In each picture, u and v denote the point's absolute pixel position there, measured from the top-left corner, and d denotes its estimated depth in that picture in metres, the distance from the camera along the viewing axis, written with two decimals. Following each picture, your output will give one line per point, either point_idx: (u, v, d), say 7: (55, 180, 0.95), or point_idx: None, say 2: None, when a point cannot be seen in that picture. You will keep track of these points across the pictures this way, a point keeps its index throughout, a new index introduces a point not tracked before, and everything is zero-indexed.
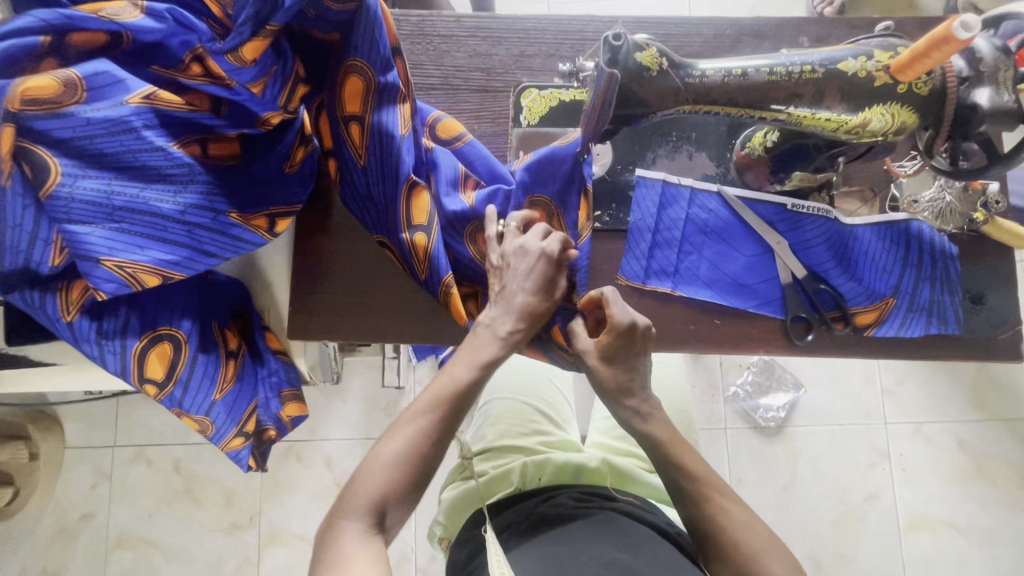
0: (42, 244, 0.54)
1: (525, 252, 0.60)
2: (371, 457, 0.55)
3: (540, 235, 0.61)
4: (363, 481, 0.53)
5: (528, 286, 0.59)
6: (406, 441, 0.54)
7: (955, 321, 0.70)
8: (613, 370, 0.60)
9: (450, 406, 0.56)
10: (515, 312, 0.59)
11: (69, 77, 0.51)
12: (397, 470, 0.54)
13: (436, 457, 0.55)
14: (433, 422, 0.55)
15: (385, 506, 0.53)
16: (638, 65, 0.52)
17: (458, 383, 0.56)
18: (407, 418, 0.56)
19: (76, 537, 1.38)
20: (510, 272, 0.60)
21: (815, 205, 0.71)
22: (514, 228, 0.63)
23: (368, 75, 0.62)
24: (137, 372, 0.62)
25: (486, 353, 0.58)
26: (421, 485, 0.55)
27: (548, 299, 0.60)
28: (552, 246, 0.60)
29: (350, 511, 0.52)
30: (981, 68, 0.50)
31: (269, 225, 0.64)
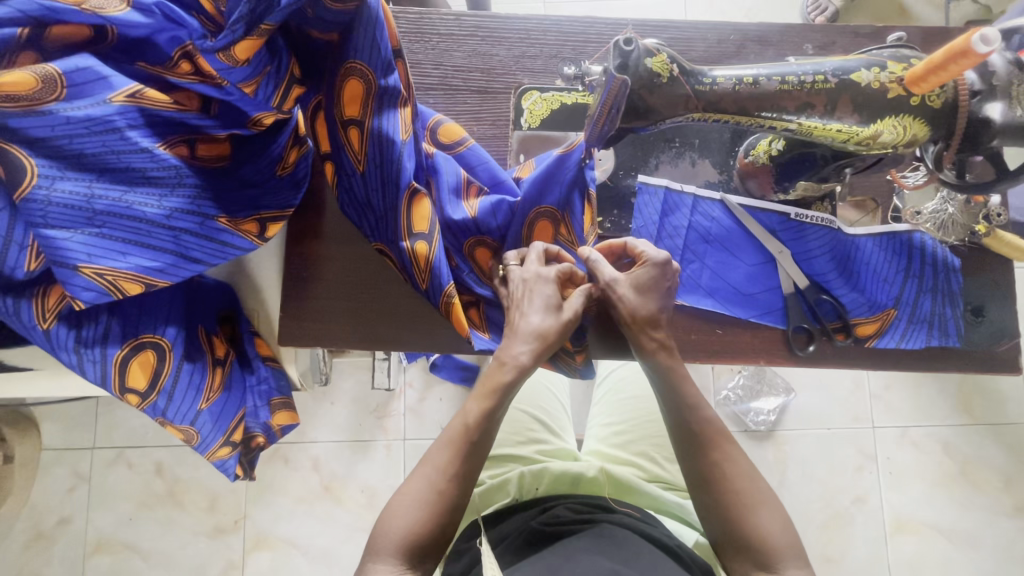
0: (17, 249, 0.51)
1: (528, 279, 0.62)
2: (395, 500, 0.58)
3: (538, 260, 0.63)
4: (387, 523, 0.56)
5: (535, 313, 0.61)
6: (425, 483, 0.57)
7: (955, 334, 0.70)
8: (647, 297, 0.63)
9: (464, 443, 0.58)
10: (529, 336, 0.60)
11: (47, 73, 0.47)
12: (418, 509, 0.56)
13: (456, 497, 0.57)
14: (448, 460, 0.57)
15: (408, 548, 0.55)
16: (648, 71, 0.51)
17: (470, 419, 0.59)
18: (426, 460, 0.59)
19: (54, 541, 1.33)
20: (517, 302, 0.62)
21: (818, 216, 0.71)
22: (515, 259, 0.64)
23: (368, 78, 0.60)
24: (117, 381, 0.59)
25: (498, 380, 0.59)
26: (443, 521, 0.56)
27: (558, 320, 0.61)
28: (551, 270, 0.62)
29: (379, 551, 0.55)
30: (994, 81, 0.50)
31: (259, 230, 0.61)
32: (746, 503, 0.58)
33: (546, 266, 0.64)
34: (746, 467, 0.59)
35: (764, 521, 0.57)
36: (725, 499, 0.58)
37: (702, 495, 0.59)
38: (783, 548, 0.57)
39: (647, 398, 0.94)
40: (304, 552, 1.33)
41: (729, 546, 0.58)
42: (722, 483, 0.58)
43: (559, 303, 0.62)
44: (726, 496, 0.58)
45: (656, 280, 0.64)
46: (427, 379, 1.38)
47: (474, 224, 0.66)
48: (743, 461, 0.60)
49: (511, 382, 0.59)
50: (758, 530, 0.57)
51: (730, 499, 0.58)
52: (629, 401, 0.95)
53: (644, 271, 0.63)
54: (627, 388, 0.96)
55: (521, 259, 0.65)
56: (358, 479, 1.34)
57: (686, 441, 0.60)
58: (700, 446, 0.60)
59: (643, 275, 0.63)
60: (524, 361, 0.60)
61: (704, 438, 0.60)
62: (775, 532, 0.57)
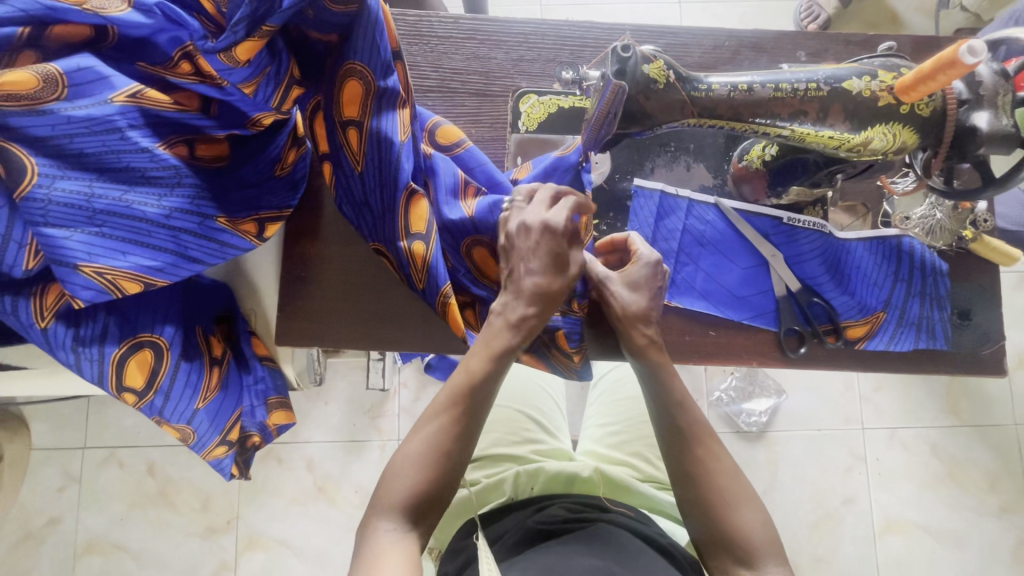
0: (15, 247, 0.51)
1: (534, 231, 0.60)
2: (398, 460, 0.57)
3: (544, 206, 0.62)
4: (390, 483, 0.56)
5: (535, 269, 0.60)
6: (428, 441, 0.57)
7: (943, 337, 0.71)
8: (637, 296, 0.65)
9: (468, 400, 0.58)
10: (527, 296, 0.61)
11: (48, 73, 0.47)
12: (424, 464, 0.56)
13: (459, 453, 0.57)
14: (455, 416, 0.58)
15: (411, 507, 0.55)
16: (645, 77, 0.52)
17: (475, 376, 0.59)
18: (429, 417, 0.58)
19: (43, 542, 1.32)
20: (521, 252, 0.61)
21: (811, 220, 0.72)
22: (523, 199, 0.63)
23: (367, 79, 0.60)
24: (114, 380, 0.59)
25: (499, 344, 0.60)
26: (448, 477, 0.57)
27: (560, 276, 0.61)
28: (558, 217, 0.60)
29: (381, 511, 0.55)
30: (982, 91, 0.51)
31: (258, 231, 0.61)
32: (728, 500, 0.58)
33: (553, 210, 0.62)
34: (730, 465, 0.60)
35: (747, 520, 0.58)
36: (708, 497, 0.59)
37: (686, 491, 0.60)
38: (764, 547, 0.58)
39: (641, 399, 0.95)
40: (297, 552, 1.32)
41: (710, 543, 0.59)
42: (707, 480, 0.59)
43: (562, 259, 0.61)
44: (710, 492, 0.59)
45: (647, 279, 0.65)
46: (421, 380, 1.38)
47: (471, 224, 0.66)
48: (727, 459, 0.60)
49: (513, 342, 0.60)
50: (741, 529, 0.58)
51: (713, 497, 0.58)
52: (624, 402, 0.96)
53: (636, 269, 0.65)
54: (622, 389, 0.97)
55: (529, 199, 0.63)
56: (351, 480, 1.34)
57: (670, 439, 0.60)
58: (684, 444, 0.60)
59: (637, 269, 0.65)
60: (523, 317, 0.60)
61: (688, 437, 0.60)
62: (757, 531, 0.58)
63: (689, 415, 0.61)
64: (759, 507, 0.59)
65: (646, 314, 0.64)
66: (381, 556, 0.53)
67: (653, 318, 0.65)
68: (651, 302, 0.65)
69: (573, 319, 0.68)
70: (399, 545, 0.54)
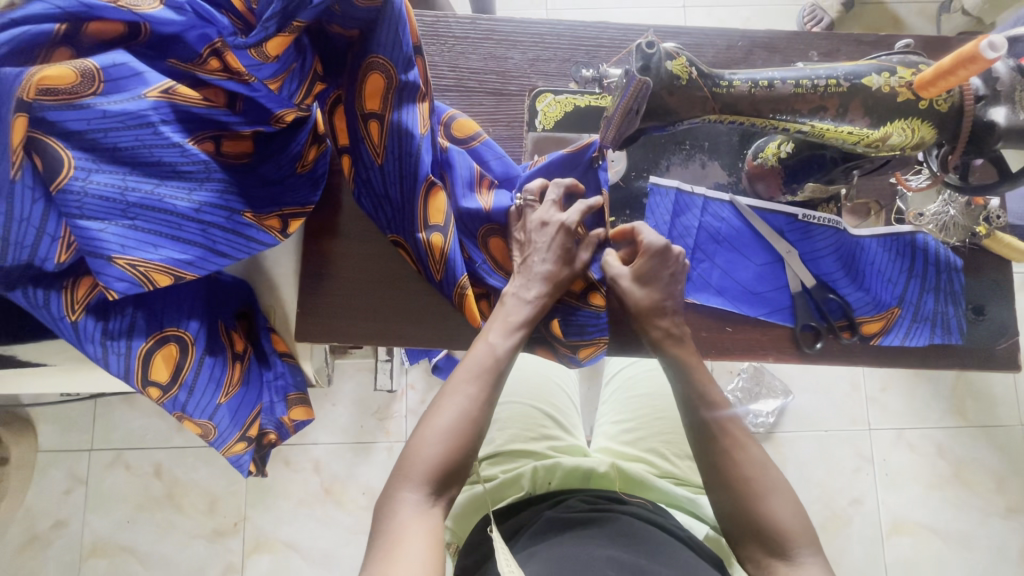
0: (49, 241, 0.50)
1: (549, 225, 0.65)
2: (422, 433, 0.58)
3: (556, 208, 0.67)
4: (414, 455, 0.57)
5: (547, 258, 0.65)
6: (455, 413, 0.58)
7: (957, 332, 0.72)
8: (648, 291, 0.67)
9: (494, 373, 0.61)
10: (540, 279, 0.65)
11: (86, 68, 0.48)
12: (451, 437, 0.57)
13: (483, 425, 0.59)
14: (480, 390, 0.60)
15: (436, 478, 0.56)
16: (669, 73, 0.52)
17: (498, 351, 0.62)
18: (453, 390, 0.60)
19: (49, 545, 1.32)
20: (534, 245, 0.66)
21: (825, 217, 0.73)
22: (534, 199, 0.68)
23: (389, 73, 0.61)
24: (140, 374, 0.59)
25: (516, 319, 0.63)
26: (472, 451, 0.58)
27: (568, 267, 0.66)
28: (570, 219, 0.66)
29: (406, 483, 0.56)
30: (999, 87, 0.52)
31: (282, 227, 0.62)
32: (756, 490, 0.59)
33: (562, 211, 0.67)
34: (756, 456, 0.61)
35: (777, 508, 0.58)
36: (736, 487, 0.60)
37: (715, 484, 0.61)
38: (795, 535, 0.58)
39: (655, 396, 0.96)
40: (305, 554, 1.32)
41: (744, 533, 0.59)
42: (735, 472, 0.60)
43: (570, 252, 0.66)
44: (738, 481, 0.60)
45: (669, 271, 0.67)
46: (429, 381, 1.38)
47: (485, 215, 0.68)
48: (754, 451, 0.61)
49: (528, 319, 0.64)
50: (770, 519, 0.58)
51: (740, 487, 0.59)
52: (637, 399, 0.96)
53: (647, 262, 0.66)
54: (635, 387, 0.98)
55: (539, 199, 0.68)
56: (359, 481, 1.34)
57: (699, 439, 0.63)
58: (713, 437, 0.62)
59: (658, 257, 0.67)
60: (533, 299, 0.64)
61: (717, 429, 0.62)
62: (785, 520, 0.58)
63: (712, 409, 0.63)
64: (787, 496, 0.59)
65: (670, 308, 0.68)
66: (412, 524, 0.54)
67: (676, 313, 0.68)
68: (667, 294, 0.67)
69: (594, 313, 0.69)
70: (427, 514, 0.55)
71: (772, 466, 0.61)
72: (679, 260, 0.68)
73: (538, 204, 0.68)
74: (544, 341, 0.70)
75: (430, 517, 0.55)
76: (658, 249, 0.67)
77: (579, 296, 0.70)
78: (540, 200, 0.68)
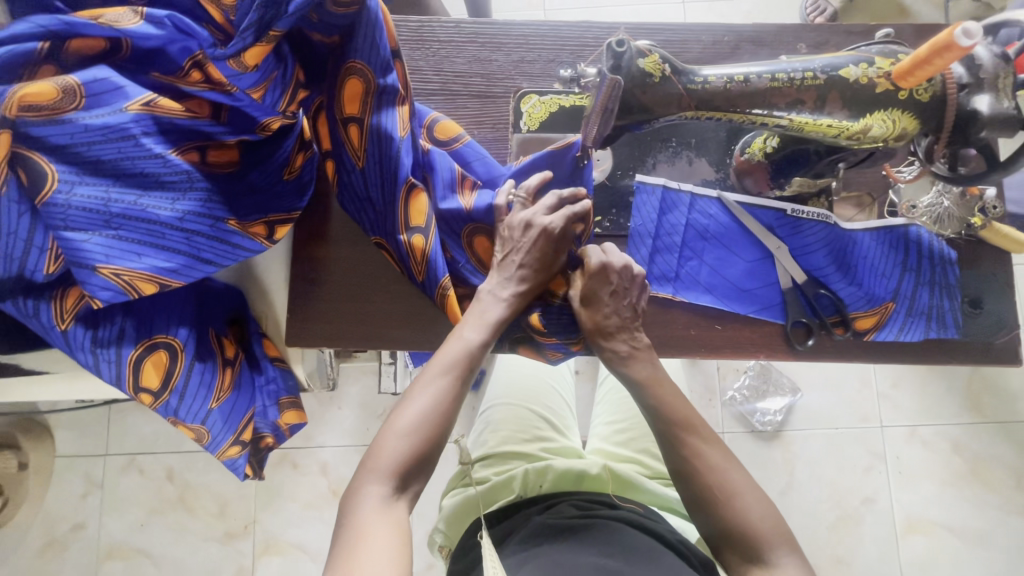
0: (37, 252, 0.52)
1: (533, 227, 0.64)
2: (390, 425, 0.57)
3: (546, 210, 0.66)
4: (383, 447, 0.56)
5: (523, 261, 0.65)
6: (426, 405, 0.58)
7: (954, 326, 0.70)
8: (591, 311, 0.66)
9: (465, 367, 0.60)
10: (515, 280, 0.65)
11: (67, 84, 0.49)
12: (419, 429, 0.57)
13: (452, 421, 0.59)
14: (452, 383, 0.59)
15: (403, 471, 0.55)
16: (641, 71, 0.52)
17: (471, 345, 0.61)
18: (425, 381, 0.59)
19: (67, 548, 1.36)
20: (516, 244, 0.65)
21: (815, 211, 0.72)
22: (525, 199, 0.67)
23: (368, 78, 0.62)
24: (131, 381, 0.61)
25: (491, 315, 0.63)
26: (437, 445, 0.58)
27: (544, 272, 0.66)
28: (555, 224, 0.65)
29: (373, 475, 0.54)
30: (982, 74, 0.50)
31: (268, 233, 0.64)
32: (718, 497, 0.58)
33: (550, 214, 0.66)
34: (711, 462, 0.60)
35: (746, 509, 0.58)
36: (701, 493, 0.59)
37: (684, 488, 0.61)
38: (773, 536, 0.57)
39: None
40: (312, 556, 1.34)
41: (718, 537, 0.59)
42: (698, 478, 0.59)
43: (548, 257, 0.66)
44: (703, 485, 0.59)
45: (622, 285, 0.66)
46: None
47: (467, 215, 0.68)
48: (713, 455, 0.60)
49: (504, 315, 0.64)
50: (755, 525, 0.57)
51: (703, 493, 0.59)
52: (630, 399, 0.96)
53: (588, 284, 0.66)
54: None
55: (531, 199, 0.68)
56: None
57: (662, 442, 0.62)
58: (670, 437, 0.62)
59: (611, 273, 0.65)
60: (509, 297, 0.64)
61: (672, 429, 0.62)
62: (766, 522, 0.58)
63: (665, 412, 0.63)
64: (756, 496, 0.59)
65: (628, 323, 0.67)
66: (378, 517, 0.52)
67: (636, 326, 0.67)
68: (607, 316, 0.66)
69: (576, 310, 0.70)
70: (393, 507, 0.53)
71: (733, 467, 0.60)
72: (632, 273, 0.67)
73: (528, 203, 0.67)
74: (527, 340, 0.70)
75: (396, 510, 0.54)
76: (607, 265, 0.65)
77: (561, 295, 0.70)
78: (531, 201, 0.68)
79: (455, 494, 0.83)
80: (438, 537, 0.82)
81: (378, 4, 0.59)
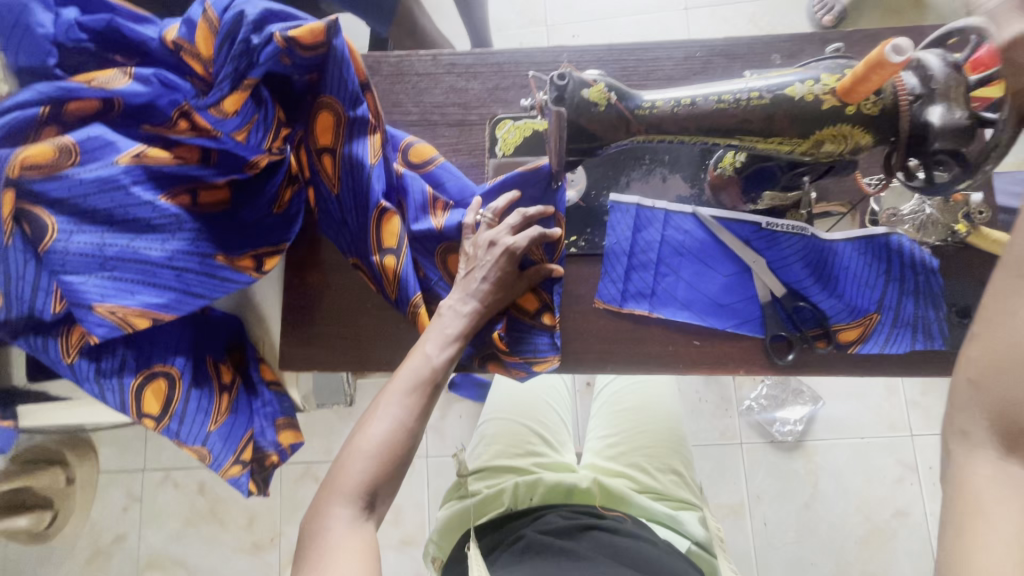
0: (44, 293, 0.58)
1: (497, 246, 0.67)
2: (355, 445, 0.59)
3: (510, 231, 0.68)
4: (347, 468, 0.58)
5: (485, 277, 0.67)
6: (391, 425, 0.60)
7: (940, 338, 0.68)
8: None
9: (430, 384, 0.63)
10: (475, 295, 0.67)
11: (64, 144, 0.56)
12: (384, 450, 0.59)
13: (416, 436, 0.62)
14: (417, 401, 0.62)
15: (367, 491, 0.58)
16: (586, 100, 0.54)
17: (435, 363, 0.63)
18: (389, 400, 0.61)
19: (110, 559, 1.44)
20: (479, 261, 0.67)
21: (791, 223, 0.70)
22: (491, 220, 0.69)
23: (338, 110, 0.66)
24: (135, 407, 0.66)
25: (453, 330, 0.65)
26: (400, 463, 0.60)
27: (504, 289, 0.68)
28: (519, 245, 0.67)
29: (339, 497, 0.57)
30: (933, 85, 0.50)
31: (257, 265, 0.68)
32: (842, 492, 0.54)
33: (515, 235, 0.68)
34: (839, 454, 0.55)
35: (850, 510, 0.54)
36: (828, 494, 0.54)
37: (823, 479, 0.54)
38: None
39: (639, 411, 0.95)
40: None
41: None
42: None
43: (509, 275, 0.68)
44: None
45: None
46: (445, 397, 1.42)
47: (439, 234, 0.72)
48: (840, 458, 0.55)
49: (465, 330, 0.66)
50: None
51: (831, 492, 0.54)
52: (623, 414, 0.96)
53: None
54: (620, 400, 0.97)
55: (497, 220, 0.70)
56: None
57: None
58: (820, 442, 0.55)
59: None
60: (470, 313, 0.66)
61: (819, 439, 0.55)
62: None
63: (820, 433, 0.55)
64: None
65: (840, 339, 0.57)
66: (346, 538, 0.55)
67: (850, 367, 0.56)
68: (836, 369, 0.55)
69: (548, 332, 0.72)
70: (360, 529, 0.57)
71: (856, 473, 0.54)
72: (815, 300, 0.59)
73: (493, 224, 0.69)
74: (495, 355, 0.72)
75: (364, 529, 0.57)
76: None
77: (534, 315, 0.72)
78: (497, 222, 0.70)
79: (450, 505, 0.85)
80: (431, 547, 0.85)
81: (343, 41, 0.62)
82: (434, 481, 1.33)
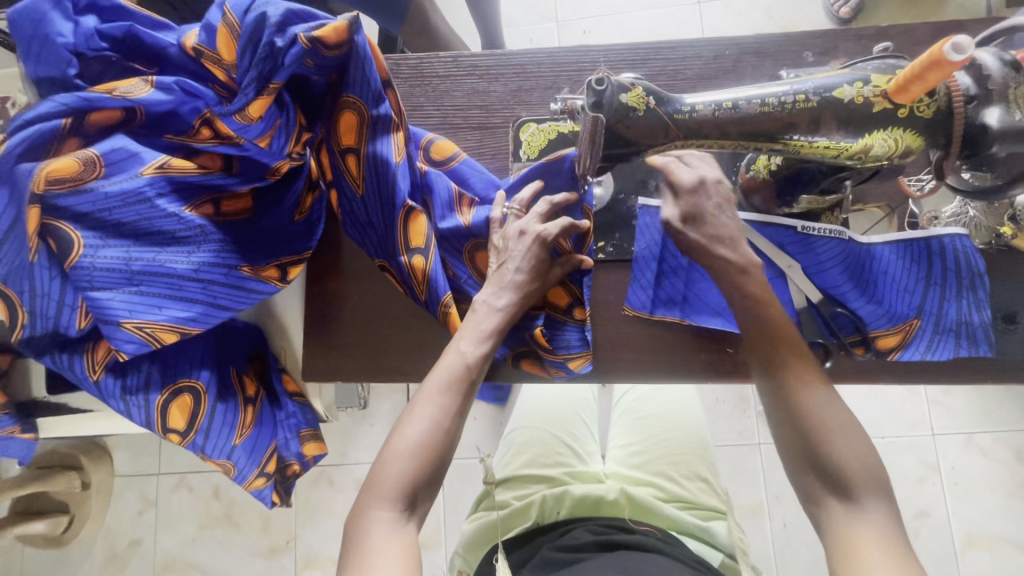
0: (69, 310, 0.57)
1: (527, 235, 0.65)
2: (393, 446, 0.58)
3: (539, 219, 0.67)
4: (386, 470, 0.57)
5: (516, 266, 0.65)
6: (427, 425, 0.58)
7: (987, 344, 0.66)
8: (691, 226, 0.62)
9: (465, 382, 0.61)
10: (509, 286, 0.65)
11: (88, 157, 0.55)
12: (423, 450, 0.57)
13: (453, 436, 0.59)
14: (453, 399, 0.60)
15: (407, 493, 0.56)
16: (624, 105, 0.53)
17: (470, 359, 0.62)
18: (425, 399, 0.60)
19: (127, 562, 1.44)
20: (511, 252, 0.66)
21: (827, 227, 0.67)
22: (519, 210, 0.68)
23: (361, 109, 0.64)
24: (160, 422, 0.64)
25: (488, 324, 0.64)
26: (440, 465, 0.58)
27: (538, 278, 0.66)
28: (549, 231, 0.65)
29: (380, 499, 0.56)
30: (990, 86, 0.48)
31: (281, 274, 0.67)
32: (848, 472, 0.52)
33: (545, 224, 0.67)
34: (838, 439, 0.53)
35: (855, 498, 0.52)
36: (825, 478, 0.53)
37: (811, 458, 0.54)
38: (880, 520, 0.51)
39: (662, 418, 0.95)
40: None
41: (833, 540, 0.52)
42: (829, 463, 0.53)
43: (541, 265, 0.66)
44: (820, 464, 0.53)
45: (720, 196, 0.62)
46: None
47: (467, 231, 0.70)
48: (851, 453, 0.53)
49: (500, 325, 0.64)
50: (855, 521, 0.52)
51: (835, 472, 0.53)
52: (644, 421, 0.95)
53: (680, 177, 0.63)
54: (642, 408, 0.97)
55: (524, 211, 0.69)
56: None
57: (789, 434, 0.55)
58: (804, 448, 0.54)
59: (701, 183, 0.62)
60: (504, 306, 0.64)
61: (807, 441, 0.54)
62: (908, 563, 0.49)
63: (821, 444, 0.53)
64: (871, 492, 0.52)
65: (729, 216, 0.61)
66: (385, 543, 0.54)
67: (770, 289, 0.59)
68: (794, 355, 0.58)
69: (579, 327, 0.70)
70: (401, 531, 0.55)
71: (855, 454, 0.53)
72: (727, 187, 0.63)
73: (521, 215, 0.68)
74: (529, 353, 0.71)
75: (406, 532, 0.56)
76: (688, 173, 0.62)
77: (566, 310, 0.71)
78: (524, 213, 0.68)
79: (477, 517, 0.84)
80: (457, 561, 0.84)
81: (364, 38, 0.59)
82: (450, 483, 1.32)
